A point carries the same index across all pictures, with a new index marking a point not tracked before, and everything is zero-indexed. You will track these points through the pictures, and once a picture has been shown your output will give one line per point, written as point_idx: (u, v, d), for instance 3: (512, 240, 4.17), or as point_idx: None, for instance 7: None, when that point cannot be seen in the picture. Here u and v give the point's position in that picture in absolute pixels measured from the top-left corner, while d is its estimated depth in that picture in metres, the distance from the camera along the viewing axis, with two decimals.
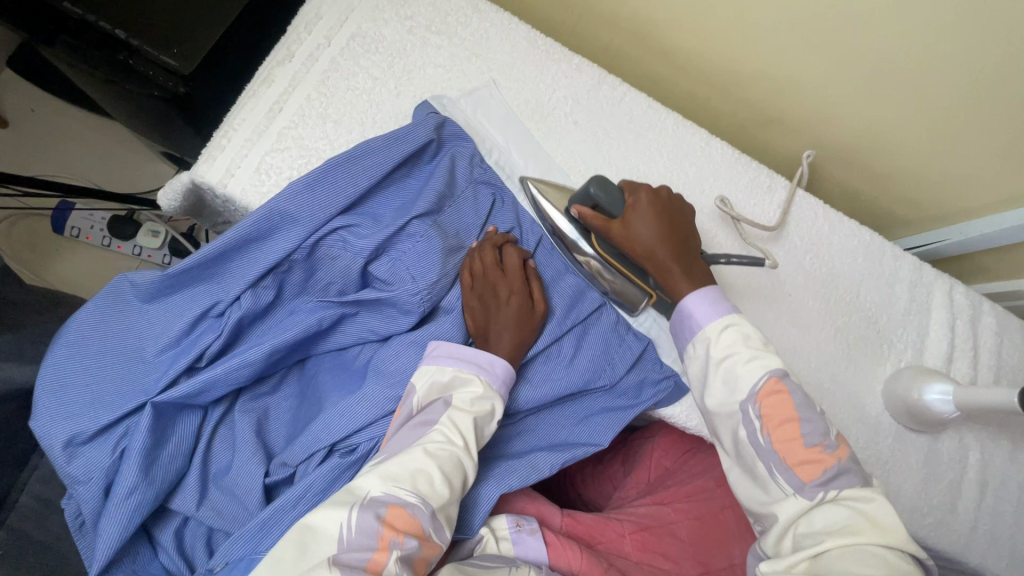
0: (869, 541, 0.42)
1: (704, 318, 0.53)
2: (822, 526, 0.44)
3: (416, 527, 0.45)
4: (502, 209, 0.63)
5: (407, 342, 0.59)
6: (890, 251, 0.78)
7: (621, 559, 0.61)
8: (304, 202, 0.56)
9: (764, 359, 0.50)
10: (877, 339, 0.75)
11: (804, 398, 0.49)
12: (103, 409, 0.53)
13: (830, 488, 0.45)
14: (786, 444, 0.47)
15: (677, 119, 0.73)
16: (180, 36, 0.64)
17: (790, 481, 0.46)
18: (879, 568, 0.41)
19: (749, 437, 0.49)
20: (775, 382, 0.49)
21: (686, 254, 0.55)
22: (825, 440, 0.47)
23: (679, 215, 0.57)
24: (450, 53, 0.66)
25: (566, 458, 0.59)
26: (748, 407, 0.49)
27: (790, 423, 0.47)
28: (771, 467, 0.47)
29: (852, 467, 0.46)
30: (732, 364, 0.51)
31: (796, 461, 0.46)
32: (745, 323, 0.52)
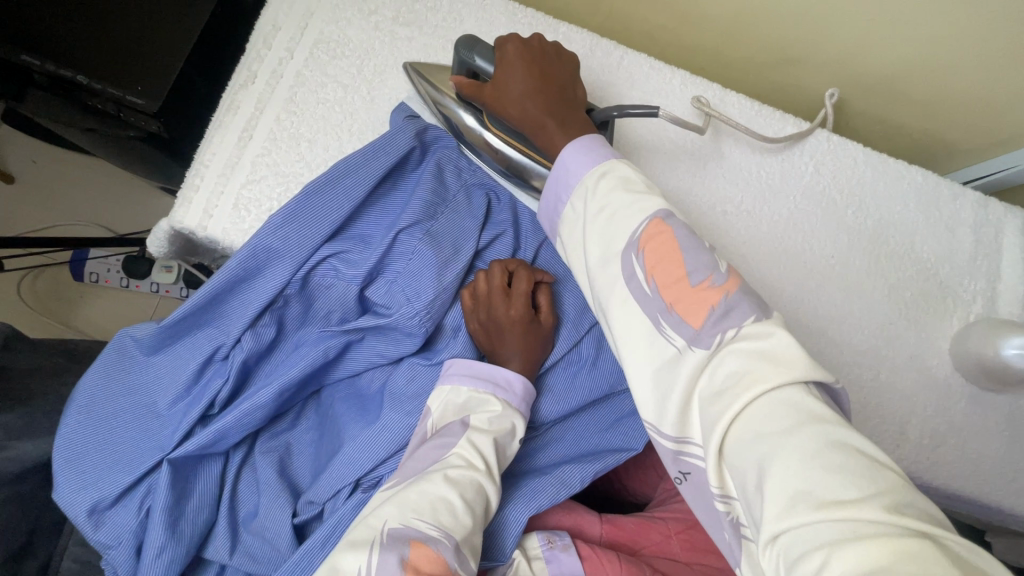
0: (767, 389, 0.33)
1: (580, 166, 0.45)
2: (721, 383, 0.35)
3: (442, 566, 0.41)
4: (500, 208, 0.58)
5: (418, 365, 0.56)
6: (949, 190, 0.68)
7: (669, 562, 0.58)
8: (286, 234, 0.52)
9: (643, 199, 0.42)
10: (940, 293, 0.66)
11: (687, 231, 0.40)
12: (123, 470, 0.53)
13: (724, 328, 0.36)
14: (671, 288, 0.38)
15: (684, 77, 0.65)
16: (144, 73, 0.61)
17: (681, 331, 0.37)
18: (791, 419, 0.32)
19: (635, 292, 0.40)
20: (659, 224, 0.40)
21: (559, 101, 0.48)
22: (712, 273, 0.38)
23: (558, 67, 0.50)
24: (423, 44, 0.60)
25: (600, 467, 0.55)
26: (631, 259, 0.40)
27: (673, 260, 0.39)
28: (657, 318, 0.38)
29: (745, 296, 0.37)
30: (611, 214, 0.42)
31: (687, 305, 0.37)
32: (624, 166, 0.44)
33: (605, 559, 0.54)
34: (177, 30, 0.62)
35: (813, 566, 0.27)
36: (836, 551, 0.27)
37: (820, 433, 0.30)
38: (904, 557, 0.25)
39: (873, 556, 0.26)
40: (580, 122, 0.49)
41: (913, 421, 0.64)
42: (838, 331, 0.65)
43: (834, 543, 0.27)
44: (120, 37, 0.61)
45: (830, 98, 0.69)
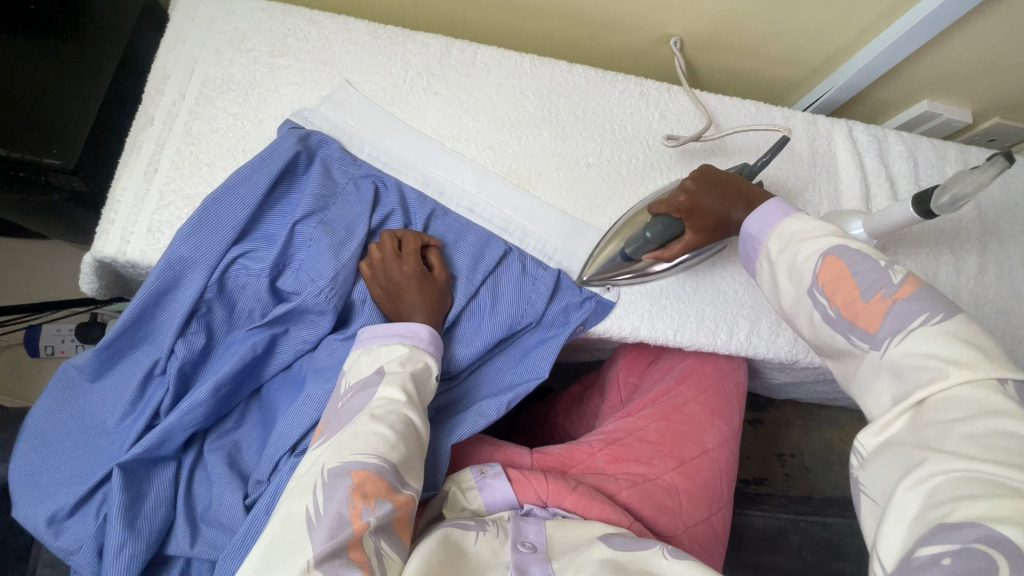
0: (956, 384, 0.41)
1: (760, 230, 0.57)
2: (911, 382, 0.44)
3: (385, 487, 0.48)
4: (387, 192, 0.66)
5: (334, 341, 0.63)
6: (781, 115, 0.79)
7: (595, 475, 0.64)
8: (196, 244, 0.59)
9: (820, 244, 0.51)
10: (791, 200, 0.76)
11: (860, 255, 0.49)
12: (78, 483, 0.57)
13: (897, 331, 0.45)
14: (852, 307, 0.48)
15: (533, 60, 0.75)
16: (54, 134, 0.68)
17: (864, 339, 0.47)
18: (969, 410, 0.40)
19: (823, 317, 0.50)
20: (834, 261, 0.50)
21: (743, 199, 0.59)
22: (886, 287, 0.47)
23: (723, 179, 0.61)
24: (298, 69, 0.69)
25: (513, 398, 0.63)
26: (815, 292, 0.51)
27: (850, 287, 0.49)
28: (846, 334, 0.49)
29: (923, 297, 0.45)
30: (793, 263, 0.53)
31: (866, 320, 0.47)
32: (800, 220, 0.55)
33: (531, 478, 0.60)
34: (79, 93, 0.70)
35: (941, 510, 0.36)
36: (966, 503, 0.35)
37: (1002, 423, 0.38)
38: (1022, 515, 0.33)
39: (1001, 510, 0.34)
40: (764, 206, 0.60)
41: None
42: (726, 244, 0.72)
43: (968, 500, 0.35)
44: (25, 105, 0.68)
45: (675, 46, 0.79)
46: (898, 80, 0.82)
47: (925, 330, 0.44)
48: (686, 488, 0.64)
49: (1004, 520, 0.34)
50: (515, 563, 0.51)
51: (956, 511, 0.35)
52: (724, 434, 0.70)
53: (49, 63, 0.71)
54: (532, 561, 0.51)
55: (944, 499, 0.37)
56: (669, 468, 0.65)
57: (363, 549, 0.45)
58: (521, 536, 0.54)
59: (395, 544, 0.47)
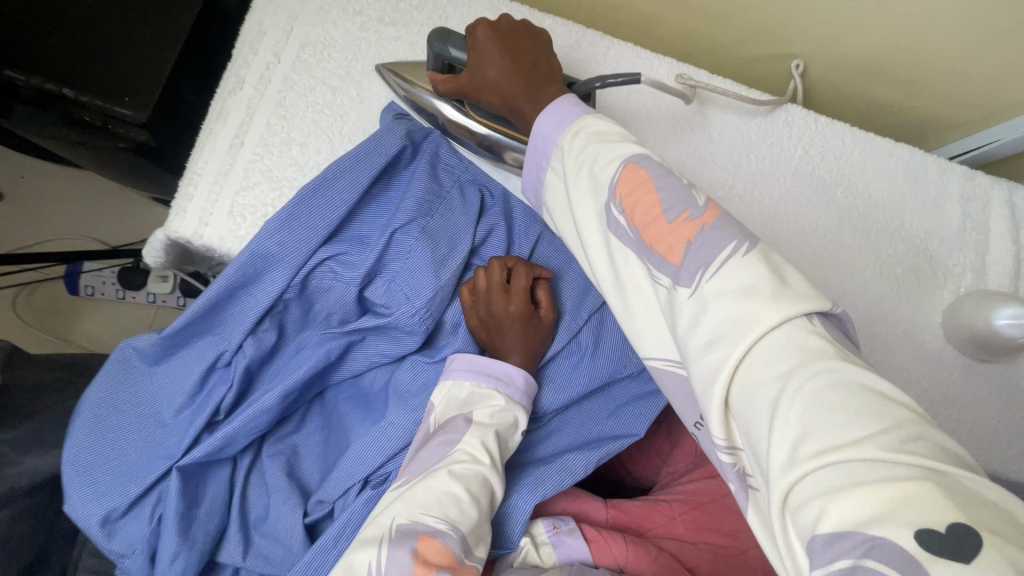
0: (774, 327, 0.30)
1: (555, 125, 0.42)
2: (719, 330, 0.31)
3: (450, 557, 0.44)
4: (493, 202, 0.58)
5: (419, 363, 0.57)
6: (935, 166, 0.69)
7: (673, 543, 0.60)
8: (283, 239, 0.52)
9: (624, 149, 0.38)
10: (930, 267, 0.67)
11: (664, 169, 0.36)
12: (132, 481, 0.53)
13: (699, 262, 0.33)
14: (651, 227, 0.35)
15: (670, 64, 0.65)
16: (130, 82, 0.61)
17: (666, 272, 0.34)
18: (792, 359, 0.29)
19: (619, 241, 0.37)
20: (634, 168, 0.37)
21: (539, 79, 0.46)
22: (690, 207, 0.34)
23: (532, 45, 0.48)
24: (410, 43, 0.60)
25: (603, 454, 0.57)
26: (612, 208, 0.38)
27: (649, 200, 0.36)
28: (643, 260, 0.36)
29: (724, 225, 0.33)
30: (590, 169, 0.39)
31: (667, 245, 0.34)
32: (597, 121, 0.41)
33: (608, 540, 0.56)
34: (159, 35, 0.62)
35: (809, 518, 0.26)
36: (833, 501, 0.25)
37: (829, 371, 0.28)
38: (898, 506, 0.24)
39: (868, 504, 0.24)
40: (557, 92, 0.46)
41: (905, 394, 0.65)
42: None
43: (839, 498, 0.25)
44: (106, 46, 0.61)
45: (795, 69, 0.70)
46: None
47: (737, 262, 0.32)
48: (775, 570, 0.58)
49: (878, 518, 0.24)
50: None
51: (828, 515, 0.25)
52: None
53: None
54: None
55: (810, 496, 0.26)
56: (755, 544, 0.60)
57: None
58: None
59: None
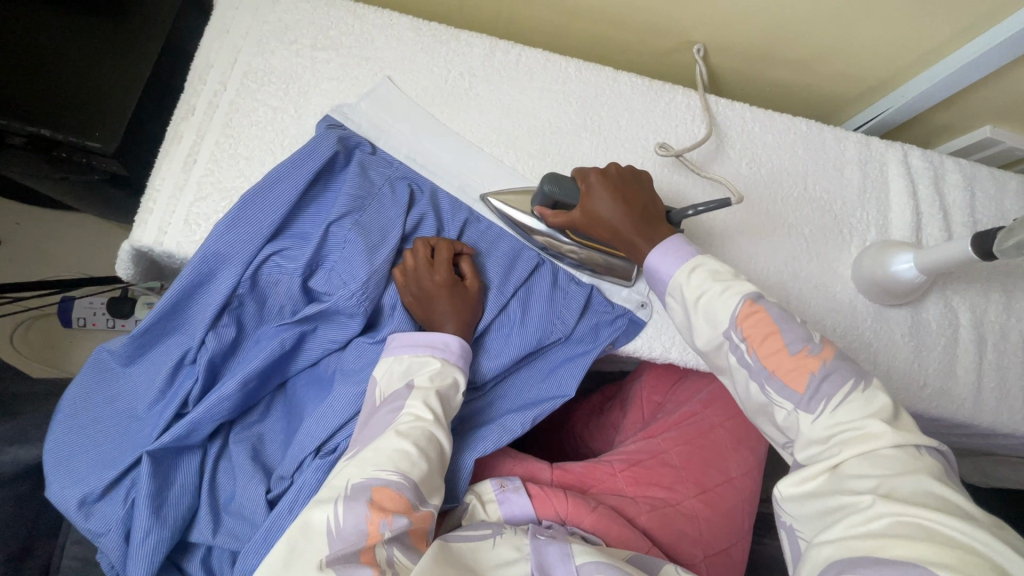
0: (889, 445, 0.42)
1: (670, 270, 0.55)
2: (834, 437, 0.45)
3: (404, 503, 0.49)
4: (422, 195, 0.65)
5: (364, 343, 0.63)
6: (832, 135, 0.76)
7: (616, 497, 0.64)
8: (231, 239, 0.59)
9: (736, 287, 0.51)
10: (836, 226, 0.73)
11: (782, 312, 0.50)
12: (107, 467, 0.59)
13: (822, 393, 0.46)
14: (772, 356, 0.48)
15: (578, 65, 0.73)
16: (98, 119, 0.69)
17: (790, 397, 0.47)
18: (895, 468, 0.42)
19: (740, 361, 0.50)
20: (750, 305, 0.50)
21: (648, 224, 0.57)
22: (809, 343, 0.48)
23: (638, 190, 0.59)
24: (341, 64, 0.68)
25: (537, 414, 0.62)
26: (733, 336, 0.50)
27: (772, 336, 0.48)
28: (763, 383, 0.49)
29: (839, 364, 0.47)
30: (707, 303, 0.52)
31: (788, 372, 0.47)
32: (710, 261, 0.54)
33: (551, 496, 0.60)
34: (122, 77, 0.71)
35: (869, 545, 0.38)
36: (903, 543, 0.37)
37: (924, 481, 0.40)
38: (958, 560, 0.35)
39: (933, 552, 0.36)
40: (666, 232, 0.58)
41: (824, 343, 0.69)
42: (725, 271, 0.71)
43: (902, 540, 0.37)
44: (76, 90, 0.70)
45: (698, 54, 0.76)
46: (961, 104, 0.77)
47: (853, 394, 0.45)
48: (708, 516, 0.64)
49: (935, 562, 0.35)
50: (533, 548, 0.53)
51: (889, 548, 0.37)
52: (750, 462, 0.69)
53: (97, 46, 0.72)
54: (550, 543, 0.53)
55: (878, 536, 0.38)
56: (691, 495, 0.65)
57: (374, 554, 0.47)
58: (542, 530, 0.56)
59: (408, 556, 0.49)
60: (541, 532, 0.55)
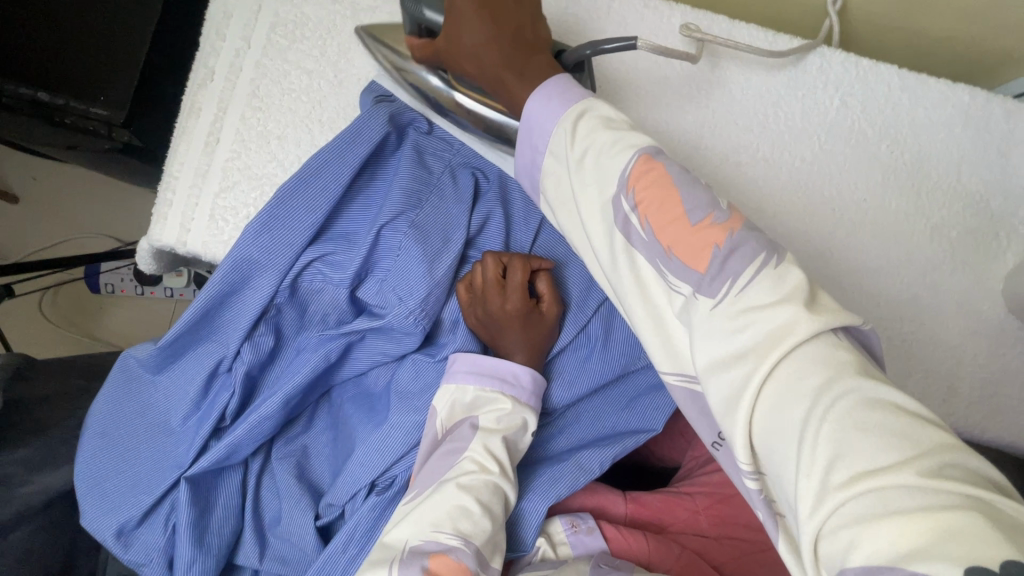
0: (805, 341, 0.28)
1: (550, 119, 0.38)
2: (746, 341, 0.30)
3: (465, 574, 0.41)
4: (488, 186, 0.54)
5: (421, 362, 0.54)
6: (1002, 109, 0.60)
7: (697, 539, 0.57)
8: (265, 243, 0.50)
9: (630, 137, 0.36)
10: (991, 228, 0.59)
11: (683, 171, 0.34)
12: (145, 492, 0.53)
13: (727, 273, 0.31)
14: (668, 228, 0.33)
15: (683, 13, 0.58)
16: (103, 81, 0.58)
17: (683, 277, 0.32)
18: (819, 376, 0.28)
19: (631, 240, 0.35)
20: (648, 162, 0.34)
21: (520, 52, 0.40)
22: (714, 211, 0.32)
23: (517, 7, 0.41)
24: (388, 13, 0.54)
25: (618, 451, 0.54)
26: (622, 202, 0.35)
27: (669, 200, 0.33)
28: (655, 262, 0.34)
29: (750, 236, 0.32)
30: (595, 158, 0.36)
31: (688, 247, 0.32)
32: (602, 105, 0.38)
33: (630, 539, 0.54)
34: (124, 25, 0.59)
35: (838, 548, 0.24)
36: (864, 533, 0.23)
37: (859, 389, 0.27)
38: (950, 532, 0.21)
39: (909, 536, 0.22)
40: (545, 64, 0.41)
41: (960, 372, 0.58)
42: (847, 279, 0.58)
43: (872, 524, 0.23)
44: (75, 43, 0.58)
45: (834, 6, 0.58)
46: None
47: (766, 273, 0.31)
48: None
49: (915, 552, 0.22)
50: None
51: (859, 546, 0.23)
52: None
53: None
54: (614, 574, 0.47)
55: (844, 524, 0.24)
56: None
57: None
58: (606, 558, 0.49)
59: None
60: (605, 563, 0.49)
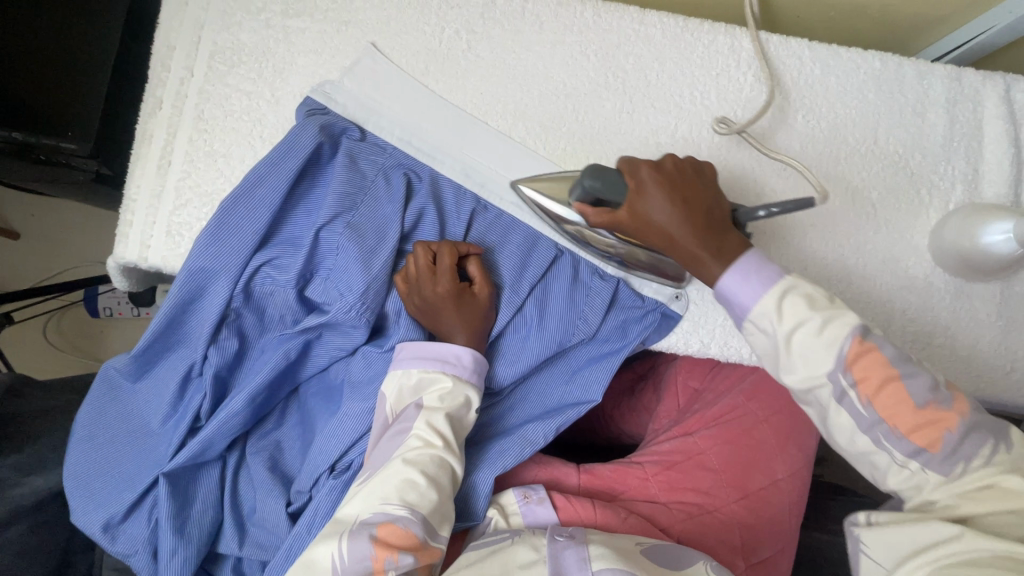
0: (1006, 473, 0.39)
1: (749, 297, 0.44)
2: (960, 464, 0.40)
3: (412, 540, 0.46)
4: (420, 185, 0.58)
5: (371, 352, 0.58)
6: (914, 70, 0.62)
7: (648, 505, 0.60)
8: (215, 253, 0.54)
9: (839, 317, 0.43)
10: (912, 185, 0.61)
11: (895, 350, 0.42)
12: (128, 490, 0.58)
13: (963, 456, 0.40)
14: (897, 416, 0.41)
15: (597, 8, 0.61)
16: (69, 117, 0.64)
17: (900, 448, 0.41)
18: (1015, 501, 0.39)
19: (851, 415, 0.42)
20: (860, 343, 0.42)
21: (712, 229, 0.46)
22: (937, 398, 0.41)
23: (698, 185, 0.48)
24: (317, 33, 0.59)
25: (561, 423, 0.58)
26: (837, 377, 0.42)
27: (890, 385, 0.41)
28: (874, 435, 0.42)
29: (976, 422, 0.41)
30: (798, 338, 0.43)
31: (910, 426, 0.41)
32: (800, 282, 0.44)
33: (578, 505, 0.56)
34: (86, 64, 0.64)
35: None
36: None
37: None
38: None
39: None
40: (736, 241, 0.46)
41: (892, 328, 0.60)
42: (777, 248, 0.61)
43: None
44: (41, 84, 0.64)
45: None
46: None
47: (997, 456, 0.40)
48: (749, 523, 0.60)
49: None
50: (549, 554, 0.48)
51: None
52: (795, 460, 0.63)
53: (55, 29, 0.65)
54: (567, 546, 0.49)
55: (966, 571, 0.37)
56: (729, 500, 0.60)
57: None
58: (559, 530, 0.51)
59: None
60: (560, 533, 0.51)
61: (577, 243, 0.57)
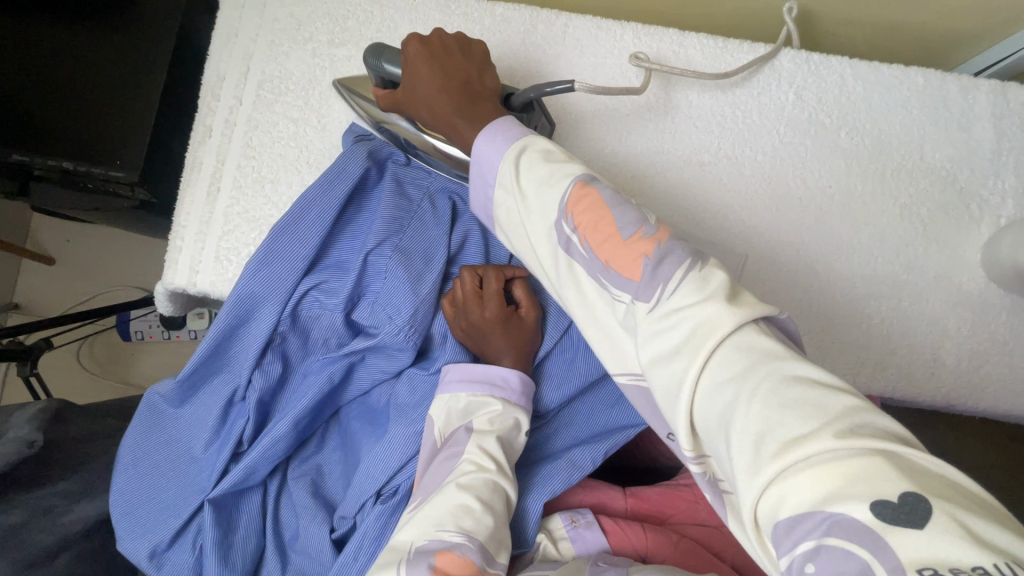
0: (748, 343, 0.31)
1: (494, 156, 0.42)
2: (680, 339, 0.32)
3: (472, 569, 0.43)
4: (464, 207, 0.58)
5: (417, 375, 0.58)
6: (958, 86, 0.61)
7: (698, 529, 0.58)
8: (264, 277, 0.54)
9: (568, 167, 0.39)
10: (961, 201, 0.60)
11: (614, 193, 0.37)
12: (174, 516, 0.58)
13: (661, 278, 0.33)
14: (605, 245, 0.36)
15: (635, 31, 0.61)
16: (117, 146, 0.65)
17: (622, 286, 0.35)
18: (755, 367, 0.29)
19: (579, 259, 0.37)
20: (583, 188, 0.37)
21: (464, 95, 0.45)
22: (643, 225, 0.35)
23: (462, 58, 0.47)
24: (362, 61, 0.60)
25: (610, 446, 0.56)
26: (563, 223, 0.37)
27: (603, 221, 0.36)
28: (598, 277, 0.36)
29: (678, 244, 0.35)
30: (539, 191, 0.39)
31: (624, 261, 0.35)
32: (540, 140, 0.41)
33: (627, 529, 0.55)
34: (133, 95, 0.66)
35: (769, 503, 0.26)
36: (791, 502, 0.25)
37: (777, 366, 0.29)
38: (855, 472, 0.24)
39: (836, 479, 0.25)
40: (492, 109, 0.46)
41: (946, 346, 0.58)
42: (822, 264, 0.60)
43: (801, 480, 0.25)
44: (92, 116, 0.66)
45: (789, 13, 0.60)
46: None
47: (692, 275, 0.33)
48: None
49: (833, 497, 0.24)
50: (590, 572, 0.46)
51: (790, 503, 0.25)
52: None
53: (105, 62, 0.66)
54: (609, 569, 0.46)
55: (775, 482, 0.26)
56: None
57: None
58: (604, 557, 0.49)
59: None
60: (602, 559, 0.49)
61: (419, 155, 0.55)
